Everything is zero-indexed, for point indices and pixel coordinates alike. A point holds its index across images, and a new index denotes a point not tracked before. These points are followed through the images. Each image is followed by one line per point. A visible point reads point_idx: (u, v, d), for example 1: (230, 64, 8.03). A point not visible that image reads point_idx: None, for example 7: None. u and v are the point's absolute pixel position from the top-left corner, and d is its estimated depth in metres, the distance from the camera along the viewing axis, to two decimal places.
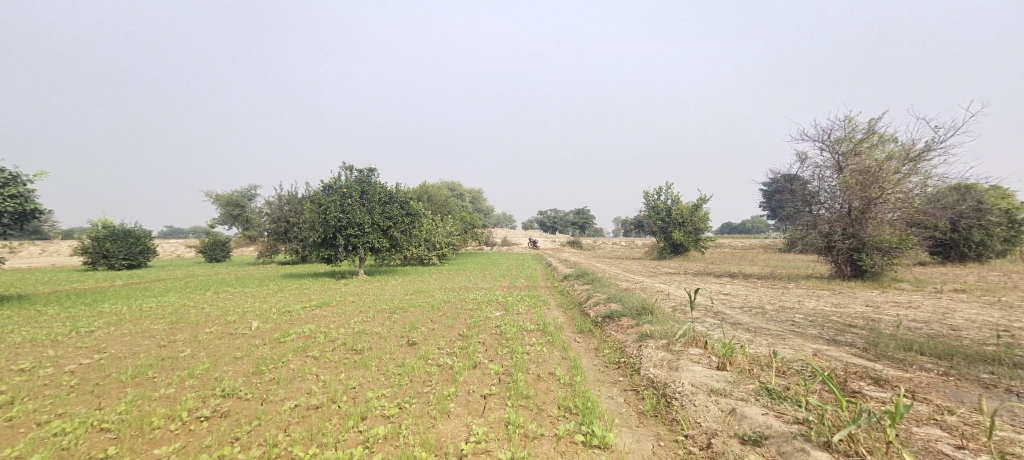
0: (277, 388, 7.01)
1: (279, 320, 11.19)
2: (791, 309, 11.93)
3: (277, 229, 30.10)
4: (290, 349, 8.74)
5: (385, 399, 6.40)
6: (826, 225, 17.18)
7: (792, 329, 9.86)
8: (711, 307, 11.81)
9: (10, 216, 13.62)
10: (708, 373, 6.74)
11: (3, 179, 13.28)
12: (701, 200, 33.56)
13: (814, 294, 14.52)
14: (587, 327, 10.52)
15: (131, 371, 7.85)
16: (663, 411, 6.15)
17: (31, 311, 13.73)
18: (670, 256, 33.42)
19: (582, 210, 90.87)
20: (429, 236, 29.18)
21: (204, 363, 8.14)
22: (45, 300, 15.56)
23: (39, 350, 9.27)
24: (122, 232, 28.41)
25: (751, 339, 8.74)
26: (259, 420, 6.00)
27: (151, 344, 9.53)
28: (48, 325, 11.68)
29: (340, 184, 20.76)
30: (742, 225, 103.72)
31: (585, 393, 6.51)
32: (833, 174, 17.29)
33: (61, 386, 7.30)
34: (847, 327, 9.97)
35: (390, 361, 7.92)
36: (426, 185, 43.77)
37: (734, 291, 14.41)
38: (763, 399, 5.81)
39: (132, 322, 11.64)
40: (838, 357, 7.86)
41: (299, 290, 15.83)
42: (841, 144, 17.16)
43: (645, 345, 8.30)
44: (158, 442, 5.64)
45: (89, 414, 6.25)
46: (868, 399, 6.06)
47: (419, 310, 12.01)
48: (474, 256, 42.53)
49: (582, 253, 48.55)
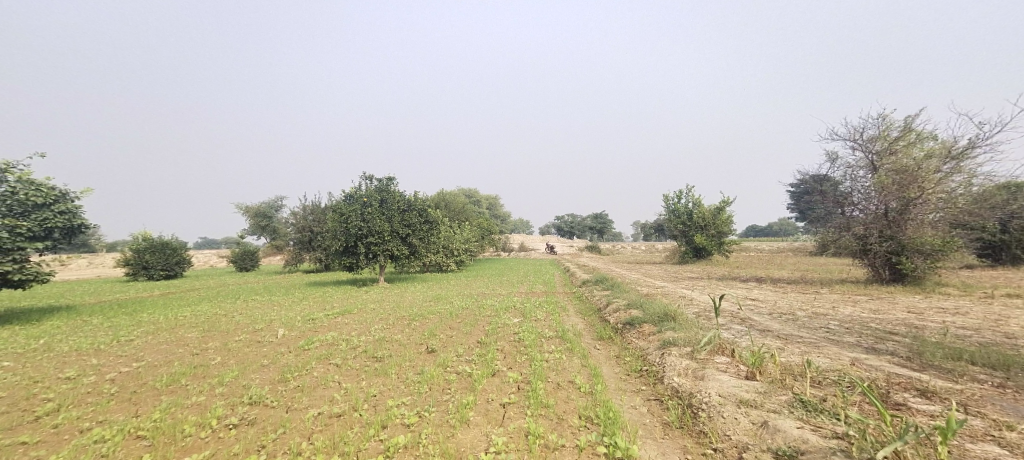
0: (301, 395, 7.12)
1: (304, 327, 11.41)
2: (823, 315, 11.42)
3: (302, 238, 30.91)
4: (313, 357, 8.87)
5: (406, 407, 6.41)
6: (861, 227, 16.48)
7: (826, 336, 9.42)
8: (737, 313, 11.44)
9: (60, 231, 14.39)
10: (737, 382, 6.49)
11: (53, 196, 14.07)
12: (724, 203, 32.75)
13: (850, 299, 13.89)
14: (607, 335, 10.32)
15: (166, 379, 8.12)
16: (689, 422, 5.94)
17: (77, 321, 14.42)
18: (693, 260, 32.67)
19: (602, 215, 90.08)
20: (448, 243, 29.42)
21: (233, 371, 8.35)
22: (89, 310, 16.33)
23: (83, 359, 9.69)
24: (161, 244, 29.69)
25: (782, 347, 8.39)
26: (284, 428, 6.09)
27: (185, 353, 9.85)
28: (91, 334, 12.23)
29: (360, 193, 21.16)
30: (769, 228, 100.87)
31: (607, 402, 6.36)
32: (867, 174, 16.56)
33: (102, 394, 7.59)
34: (887, 334, 9.47)
35: (410, 369, 7.94)
36: (445, 193, 44.16)
37: (763, 296, 13.93)
38: (797, 411, 5.54)
39: (167, 331, 12.08)
40: (878, 367, 7.45)
41: (322, 298, 16.14)
42: (875, 142, 16.41)
43: (668, 353, 8.06)
44: (189, 449, 5.78)
45: (126, 421, 6.47)
46: (914, 413, 5.70)
47: (438, 316, 12.05)
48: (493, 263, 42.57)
49: (601, 258, 48.04)
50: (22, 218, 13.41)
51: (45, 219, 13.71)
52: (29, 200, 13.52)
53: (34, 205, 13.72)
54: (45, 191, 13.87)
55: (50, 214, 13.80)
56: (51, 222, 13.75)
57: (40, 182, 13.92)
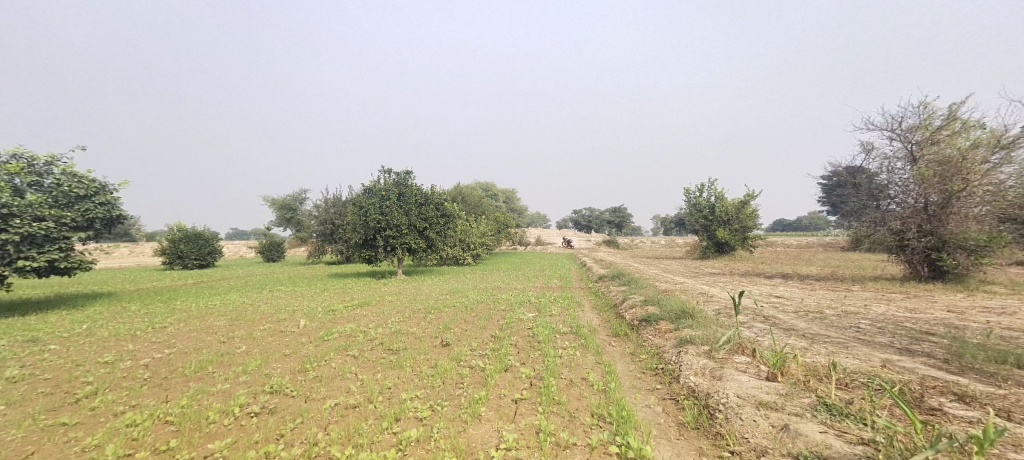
0: (319, 386, 7.25)
1: (324, 318, 11.64)
2: (855, 314, 10.93)
3: (324, 230, 31.58)
4: (332, 348, 9.03)
5: (419, 401, 6.45)
6: (898, 222, 15.75)
7: (856, 336, 9.01)
8: (760, 311, 11.06)
9: (101, 222, 15.05)
10: (757, 383, 6.27)
11: (94, 188, 14.72)
12: (749, 196, 31.76)
13: (884, 297, 13.25)
14: (623, 331, 10.14)
15: (194, 366, 8.39)
16: (706, 423, 5.77)
17: (118, 307, 15.12)
18: (715, 255, 31.87)
19: (620, 209, 88.29)
20: (464, 237, 29.51)
21: (256, 360, 8.57)
22: (129, 298, 17.11)
23: (121, 345, 10.13)
24: (194, 235, 30.79)
25: (808, 347, 8.07)
26: (302, 418, 6.21)
27: (214, 341, 10.18)
28: (128, 320, 12.79)
29: (378, 187, 21.43)
30: (799, 222, 97.52)
31: (621, 401, 6.24)
32: (906, 165, 15.75)
33: (136, 379, 7.90)
34: (924, 335, 8.99)
35: (423, 362, 7.99)
36: (461, 187, 44.30)
37: (789, 294, 13.43)
38: (821, 415, 5.29)
39: (198, 319, 12.52)
40: (912, 369, 7.08)
41: (342, 289, 16.45)
42: (915, 132, 15.59)
43: (685, 351, 7.86)
44: (213, 436, 5.94)
45: (156, 406, 6.71)
46: (950, 419, 5.39)
47: (454, 310, 12.09)
48: (510, 256, 42.50)
49: (619, 253, 47.44)
50: (66, 209, 14.03)
51: (87, 210, 14.31)
52: (72, 191, 14.14)
53: (76, 196, 14.36)
54: (86, 183, 14.51)
55: (92, 205, 14.44)
56: (92, 213, 14.35)
57: (82, 175, 14.57)
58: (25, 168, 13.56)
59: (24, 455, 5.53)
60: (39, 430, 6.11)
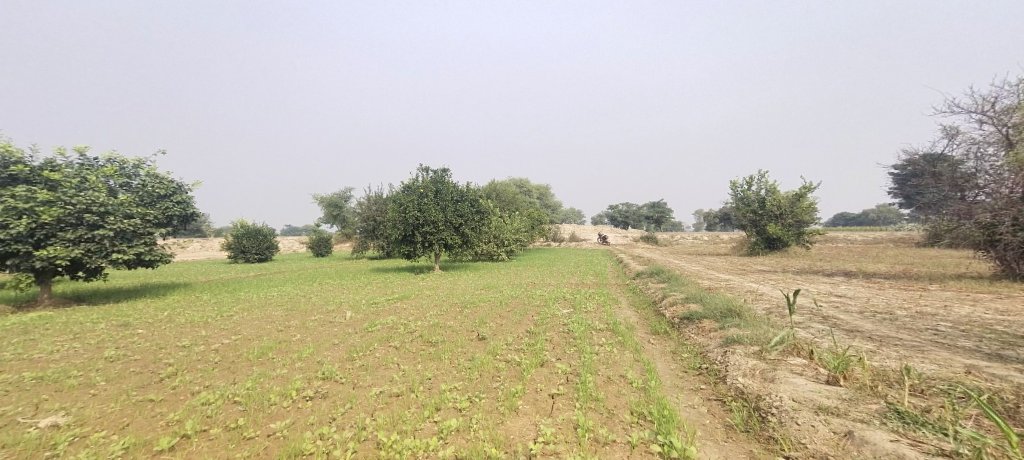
0: (365, 374, 7.50)
1: (368, 310, 12.06)
2: (930, 315, 9.93)
3: (366, 227, 32.71)
4: (376, 339, 9.32)
5: (458, 392, 6.51)
6: (988, 214, 14.17)
7: (932, 339, 8.16)
8: (817, 311, 10.30)
9: (177, 219, 16.34)
10: (815, 387, 5.81)
11: (171, 189, 16.02)
12: (805, 189, 29.71)
13: (968, 297, 11.92)
14: (664, 329, 9.76)
15: (257, 352, 8.93)
16: (757, 426, 5.41)
17: (192, 296, 16.43)
18: (765, 252, 30.13)
19: (664, 204, 85.51)
20: (498, 233, 29.67)
21: (309, 348, 9.00)
22: (201, 288, 18.54)
23: (195, 330, 10.97)
24: (255, 230, 32.91)
25: (874, 350, 7.40)
26: (351, 403, 6.43)
27: (272, 329, 10.80)
28: (199, 309, 13.86)
29: (417, 184, 21.93)
30: (864, 217, 90.45)
31: (663, 400, 6.00)
32: (999, 151, 14.12)
33: (209, 362, 8.51)
34: (1015, 339, 8.01)
35: (462, 355, 8.07)
36: (496, 183, 44.53)
37: (851, 293, 12.40)
38: (892, 422, 4.81)
39: (257, 308, 13.35)
40: (1001, 376, 6.32)
41: (384, 283, 17.00)
42: (1011, 114, 13.96)
43: (731, 351, 7.45)
44: (274, 417, 6.27)
45: (226, 388, 7.18)
46: None
47: (490, 304, 12.15)
48: (548, 252, 42.31)
49: (660, 249, 46.01)
50: (149, 207, 15.35)
51: (167, 208, 15.63)
52: (155, 191, 15.47)
53: (158, 196, 15.68)
54: (166, 184, 15.84)
55: (171, 204, 15.74)
56: (170, 210, 15.65)
57: (162, 176, 15.93)
58: (116, 170, 14.98)
59: (120, 425, 6.06)
60: (131, 404, 6.68)
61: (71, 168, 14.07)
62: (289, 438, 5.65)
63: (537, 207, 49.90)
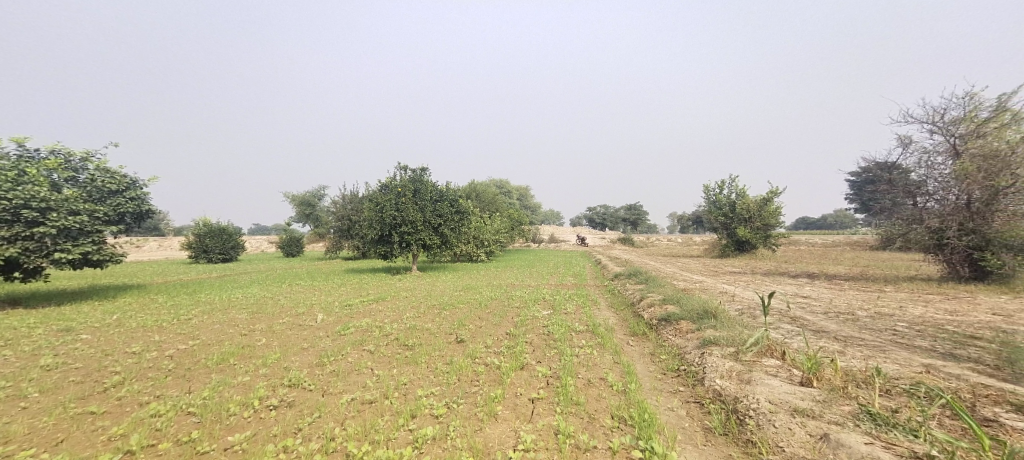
0: (335, 380, 7.19)
1: (341, 312, 11.67)
2: (888, 316, 10.36)
3: (341, 226, 31.90)
4: (348, 342, 9.00)
5: (434, 398, 6.31)
6: (937, 220, 14.93)
7: (893, 339, 8.50)
8: (786, 312, 10.59)
9: (131, 216, 15.34)
10: (790, 388, 5.92)
11: (124, 184, 15.00)
12: (772, 193, 30.71)
13: (921, 299, 12.53)
14: (642, 331, 9.82)
15: (216, 358, 8.44)
16: (735, 429, 5.46)
17: (146, 299, 15.51)
18: (735, 254, 31.04)
19: (638, 206, 86.88)
20: (478, 234, 29.46)
21: (276, 353, 8.57)
22: (158, 290, 17.56)
23: (148, 335, 10.30)
24: (219, 229, 31.54)
25: (841, 350, 7.64)
26: (319, 413, 6.12)
27: (235, 333, 10.28)
28: (155, 311, 13.09)
29: (395, 183, 21.48)
30: (825, 221, 94.54)
31: (642, 403, 5.98)
32: (947, 160, 14.90)
33: (161, 369, 7.98)
34: (966, 339, 8.43)
35: (439, 359, 7.86)
36: (476, 184, 44.27)
37: (816, 294, 12.81)
38: (865, 424, 4.93)
39: (220, 311, 12.72)
40: (958, 375, 6.61)
41: (359, 284, 16.53)
42: (959, 125, 14.74)
43: (708, 352, 7.53)
44: (233, 428, 5.90)
45: (180, 397, 6.73)
46: (1007, 431, 4.98)
47: (469, 306, 11.96)
48: (524, 253, 42.25)
49: (635, 251, 46.74)
50: (99, 203, 14.35)
51: (119, 204, 14.63)
52: (105, 186, 14.49)
53: (109, 191, 14.68)
54: (118, 179, 14.84)
55: (123, 199, 14.73)
56: (123, 207, 14.65)
57: (114, 170, 14.92)
58: (61, 163, 13.94)
59: (54, 442, 5.58)
60: (69, 418, 6.16)
61: (9, 160, 13.05)
62: (250, 452, 5.33)
63: (515, 208, 49.94)
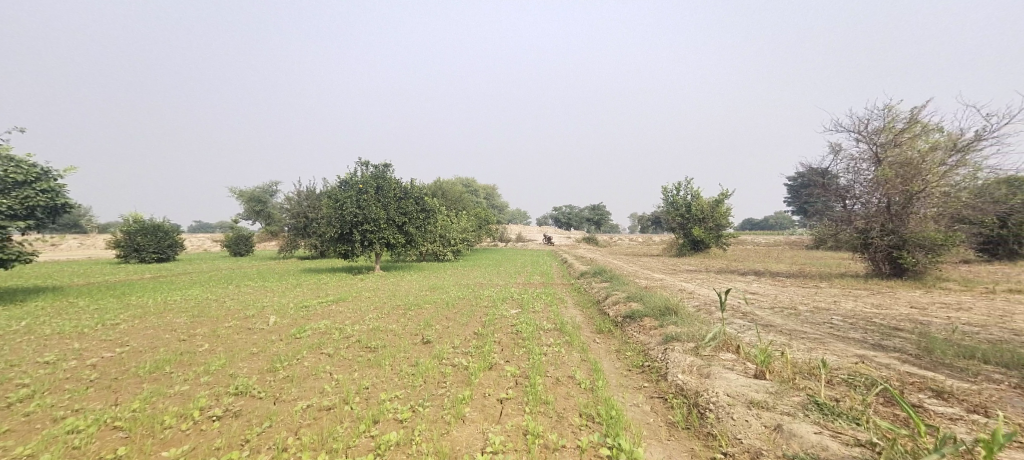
0: (290, 386, 6.78)
1: (297, 315, 11.07)
2: (827, 311, 11.12)
3: (296, 224, 30.44)
4: (305, 346, 8.55)
5: (399, 401, 6.09)
6: (862, 221, 16.18)
7: (830, 332, 9.13)
8: (739, 308, 11.13)
9: (43, 211, 13.77)
10: (745, 381, 6.19)
11: (34, 175, 13.40)
12: (724, 195, 32.30)
13: (851, 294, 13.55)
14: (607, 328, 9.98)
15: (149, 366, 7.73)
16: (696, 423, 5.64)
17: (64, 303, 14.04)
18: (690, 253, 32.34)
19: (599, 205, 89.03)
20: (443, 232, 29.06)
21: (220, 359, 7.97)
22: (79, 292, 15.94)
23: (66, 343, 9.29)
24: (153, 226, 29.20)
25: (789, 343, 8.11)
26: (270, 422, 5.73)
27: (172, 339, 9.48)
28: (76, 317, 11.86)
29: (356, 179, 20.72)
30: (766, 222, 100.69)
31: (609, 399, 6.07)
32: (871, 166, 16.17)
33: (82, 380, 7.21)
34: (893, 331, 9.18)
35: (403, 361, 7.62)
36: (441, 181, 43.68)
37: (763, 291, 13.56)
38: (813, 414, 5.22)
39: (155, 315, 11.70)
40: (889, 365, 7.15)
41: (317, 285, 15.80)
42: (880, 135, 16.01)
43: (670, 348, 7.77)
44: (169, 443, 5.41)
45: (104, 410, 6.09)
46: (933, 416, 5.44)
47: (434, 306, 11.70)
48: (490, 252, 42.16)
49: (598, 250, 47.71)
50: (2, 197, 12.79)
51: (26, 197, 13.07)
52: (10, 177, 12.89)
53: (14, 183, 13.08)
54: (26, 169, 13.23)
55: (32, 192, 13.17)
56: (32, 201, 13.11)
57: (20, 159, 13.27)
58: None
59: None
60: None
61: None
62: None
63: (480, 205, 49.70)
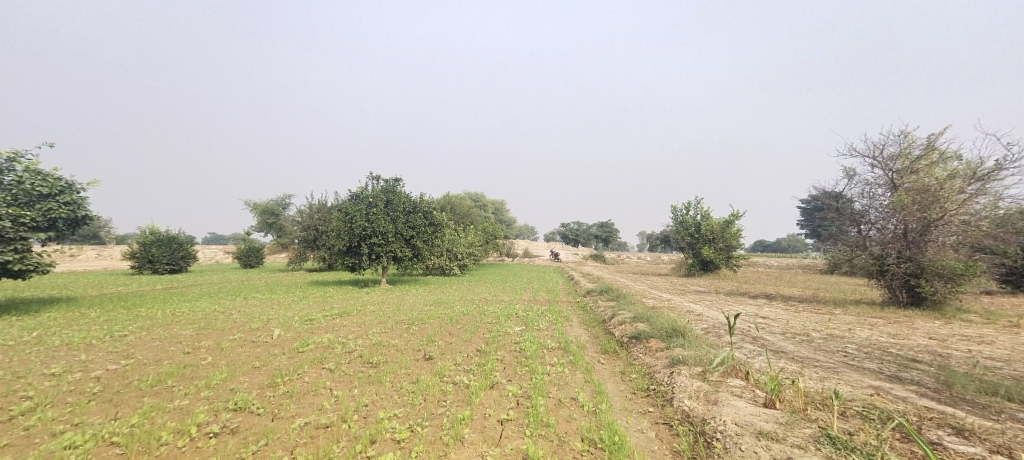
0: (289, 402, 6.72)
1: (300, 328, 11.06)
2: (839, 338, 10.80)
3: (307, 237, 30.74)
4: (307, 360, 8.50)
5: (397, 420, 5.98)
6: (878, 247, 15.82)
7: (844, 360, 8.84)
8: (748, 332, 10.87)
9: (63, 223, 14.08)
10: (754, 410, 5.98)
11: (57, 187, 13.74)
12: (734, 215, 31.98)
13: (867, 322, 13.17)
14: (612, 348, 9.80)
15: (151, 379, 7.73)
16: (702, 452, 5.43)
17: (75, 313, 14.21)
18: (700, 273, 31.89)
19: (610, 224, 88.80)
20: (452, 246, 29.11)
21: (222, 373, 7.95)
22: (90, 303, 16.13)
23: (71, 355, 9.35)
24: (167, 238, 29.66)
25: (800, 371, 7.87)
26: (266, 440, 5.66)
27: (176, 351, 9.50)
28: (85, 328, 11.96)
29: (366, 193, 20.94)
30: (779, 244, 99.29)
31: (612, 424, 5.90)
32: (886, 192, 15.90)
33: (83, 393, 7.22)
34: (909, 362, 8.87)
35: (404, 378, 7.52)
36: (451, 196, 43.96)
37: (774, 315, 13.23)
38: (825, 448, 5.00)
39: (161, 327, 11.76)
40: (906, 398, 6.87)
41: (323, 298, 15.83)
42: (895, 161, 15.78)
43: (677, 371, 7.58)
44: None
45: (102, 425, 6.06)
46: (953, 455, 5.17)
47: (438, 321, 11.60)
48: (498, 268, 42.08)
49: (607, 268, 47.50)
50: (25, 208, 13.11)
51: (49, 209, 13.39)
52: (34, 189, 13.23)
53: (38, 194, 13.42)
54: (51, 181, 13.58)
55: (54, 204, 13.50)
56: (54, 213, 13.42)
57: (46, 172, 13.63)
58: None
59: None
60: None
61: None
62: None
63: (489, 220, 49.85)
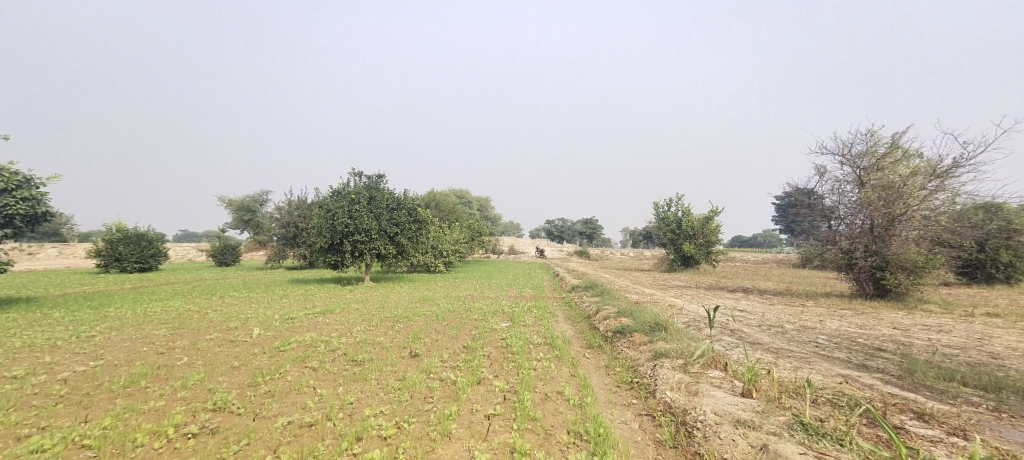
0: (271, 402, 6.62)
1: (281, 327, 10.87)
2: (813, 330, 11.21)
3: (285, 234, 30.12)
4: (289, 359, 8.38)
5: (383, 417, 5.97)
6: (846, 242, 16.41)
7: (816, 351, 9.21)
8: (727, 325, 11.19)
9: (21, 219, 13.43)
10: (733, 400, 6.19)
11: (15, 182, 13.10)
12: (713, 212, 32.69)
13: (836, 314, 13.71)
14: (597, 343, 9.96)
15: (124, 380, 7.49)
16: (684, 442, 5.60)
17: (38, 314, 13.62)
18: (680, 268, 32.54)
19: (592, 220, 89.59)
20: (435, 243, 28.98)
21: (199, 373, 7.77)
22: (53, 303, 15.46)
23: (36, 357, 8.98)
24: (136, 235, 28.61)
25: (775, 361, 8.18)
26: (248, 439, 5.57)
27: (150, 352, 9.22)
28: (50, 329, 11.49)
29: (348, 189, 20.62)
30: (755, 239, 101.93)
31: (597, 416, 6.02)
32: (855, 189, 16.55)
33: (51, 396, 6.96)
34: (877, 352, 9.28)
35: (390, 375, 7.50)
36: (434, 192, 43.61)
37: (751, 308, 13.63)
38: (799, 435, 5.22)
39: (133, 327, 11.39)
40: (872, 386, 7.21)
41: (304, 296, 15.56)
42: (863, 159, 16.43)
43: (659, 364, 7.77)
44: None
45: (72, 428, 5.86)
46: (915, 437, 5.47)
47: (423, 319, 11.56)
48: (482, 264, 42.06)
49: (590, 263, 47.98)
50: None
51: (6, 205, 12.75)
52: None
53: None
54: (8, 176, 12.92)
55: (12, 200, 12.86)
56: (12, 209, 12.79)
57: (3, 166, 12.98)
58: None
59: None
60: None
61: None
62: None
63: (474, 217, 49.66)
